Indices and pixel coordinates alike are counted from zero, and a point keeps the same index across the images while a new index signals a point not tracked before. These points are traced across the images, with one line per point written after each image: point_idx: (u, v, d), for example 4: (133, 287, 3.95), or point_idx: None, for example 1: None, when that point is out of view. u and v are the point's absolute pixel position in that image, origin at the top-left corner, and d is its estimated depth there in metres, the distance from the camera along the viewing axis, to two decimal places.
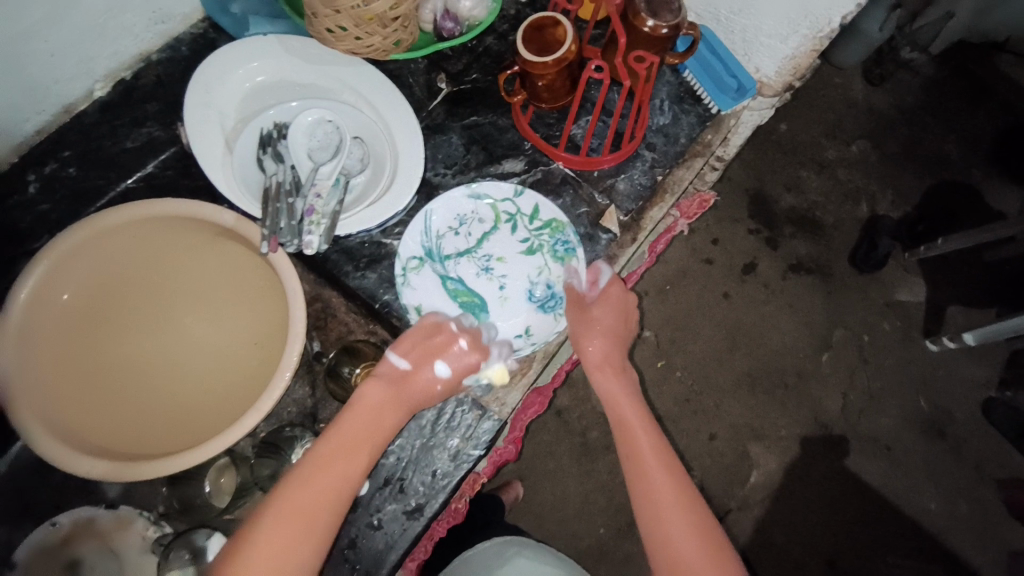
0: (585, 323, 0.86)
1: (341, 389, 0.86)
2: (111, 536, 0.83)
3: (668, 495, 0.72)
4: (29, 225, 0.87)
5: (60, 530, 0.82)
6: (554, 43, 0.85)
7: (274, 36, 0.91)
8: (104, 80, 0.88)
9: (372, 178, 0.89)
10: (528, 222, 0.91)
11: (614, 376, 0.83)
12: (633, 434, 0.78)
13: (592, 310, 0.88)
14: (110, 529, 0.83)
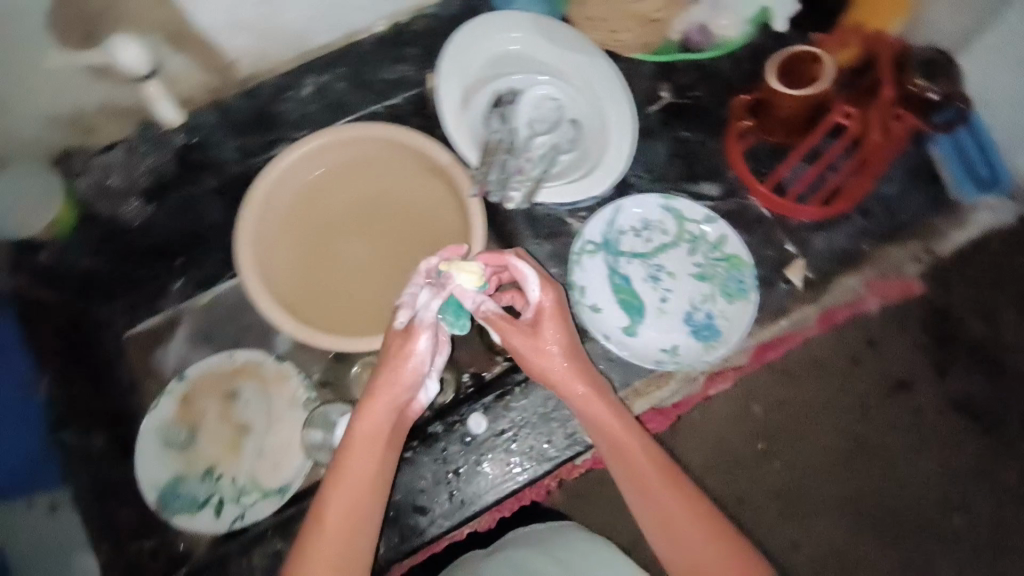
0: (526, 343, 0.72)
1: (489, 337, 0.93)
2: (270, 383, 0.98)
3: (698, 537, 0.64)
4: (295, 118, 1.00)
5: (238, 363, 0.98)
6: (806, 79, 0.86)
7: (534, 15, 0.98)
8: (386, 19, 1.01)
9: (578, 162, 0.94)
10: (708, 250, 0.90)
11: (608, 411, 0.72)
12: (638, 471, 0.68)
13: (542, 331, 0.72)
14: (271, 377, 0.98)
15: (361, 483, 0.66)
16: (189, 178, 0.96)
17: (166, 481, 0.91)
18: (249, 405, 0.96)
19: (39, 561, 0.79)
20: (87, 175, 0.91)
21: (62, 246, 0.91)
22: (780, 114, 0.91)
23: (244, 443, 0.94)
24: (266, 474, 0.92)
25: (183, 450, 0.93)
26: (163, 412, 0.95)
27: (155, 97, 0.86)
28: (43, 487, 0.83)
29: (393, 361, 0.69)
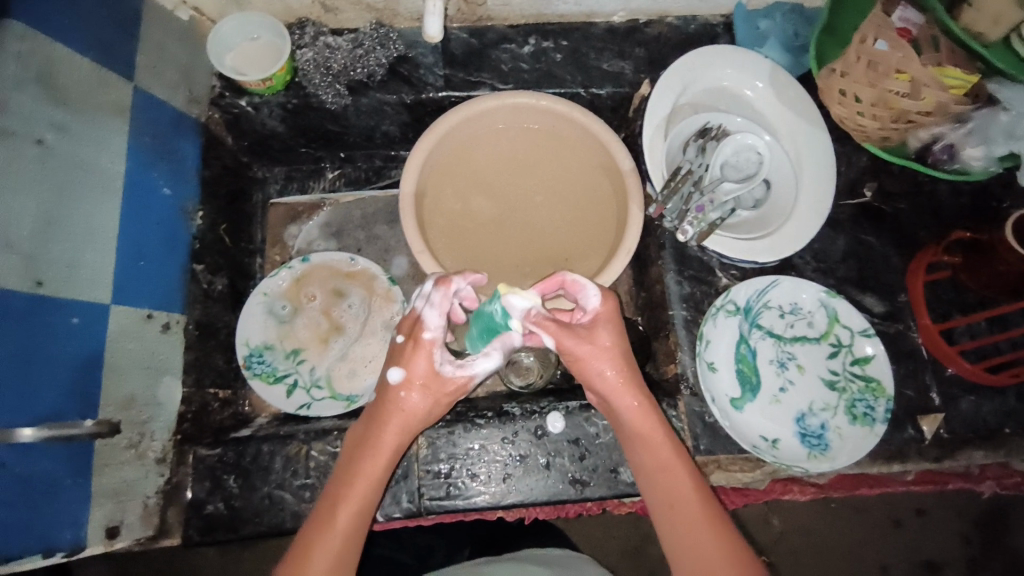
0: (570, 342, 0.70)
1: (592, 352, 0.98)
2: (376, 298, 1.00)
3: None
4: (506, 70, 1.01)
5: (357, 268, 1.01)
6: None
7: (773, 63, 0.96)
8: (626, 13, 1.02)
9: (756, 222, 0.90)
10: (849, 361, 0.85)
11: (656, 448, 0.70)
12: (694, 527, 0.66)
13: (597, 332, 0.71)
14: (377, 293, 1.00)
15: (385, 458, 0.69)
16: (392, 87, 0.97)
17: (257, 343, 0.94)
18: (352, 309, 1.00)
19: (134, 369, 0.74)
20: (310, 48, 0.95)
21: (261, 101, 0.95)
22: (998, 266, 0.83)
23: (335, 340, 0.98)
24: (341, 379, 0.96)
25: (282, 324, 0.97)
26: (278, 282, 0.99)
27: (430, 10, 0.90)
28: (158, 306, 0.79)
29: (415, 362, 0.70)
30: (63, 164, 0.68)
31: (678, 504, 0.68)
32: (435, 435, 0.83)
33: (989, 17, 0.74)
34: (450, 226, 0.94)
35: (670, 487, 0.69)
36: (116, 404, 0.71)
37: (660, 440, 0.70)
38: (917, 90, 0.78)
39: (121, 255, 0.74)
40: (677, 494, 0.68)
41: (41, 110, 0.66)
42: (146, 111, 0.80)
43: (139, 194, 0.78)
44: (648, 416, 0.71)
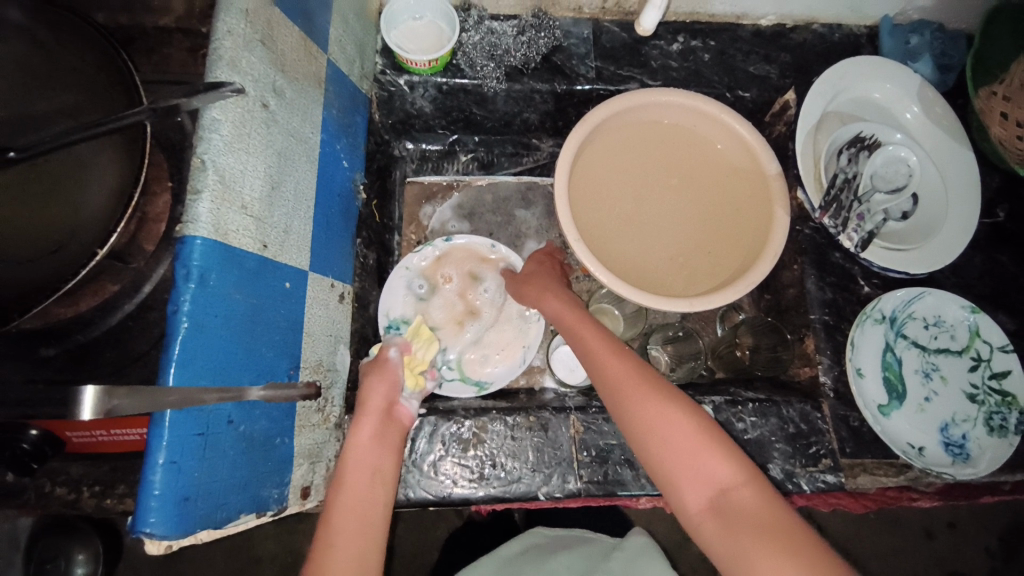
0: (544, 287, 0.87)
1: (722, 349, 1.03)
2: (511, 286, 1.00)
3: (749, 499, 0.57)
4: (654, 66, 1.02)
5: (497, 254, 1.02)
6: None
7: (922, 80, 0.98)
8: (775, 18, 1.03)
9: (903, 234, 0.93)
10: (989, 375, 0.88)
11: (634, 397, 0.67)
12: (693, 476, 0.60)
13: (545, 304, 0.85)
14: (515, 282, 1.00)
15: (367, 454, 0.69)
16: (545, 74, 0.98)
17: (396, 316, 0.94)
18: (489, 295, 1.00)
19: (321, 336, 0.76)
20: (475, 32, 0.96)
21: (418, 80, 0.96)
22: None
23: (470, 323, 0.98)
24: (472, 363, 0.95)
25: (420, 300, 0.97)
26: (420, 258, 0.99)
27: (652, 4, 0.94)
28: (337, 276, 0.81)
29: (382, 372, 0.78)
30: (281, 130, 0.69)
31: (674, 452, 0.62)
32: (590, 420, 0.85)
33: None
34: (583, 210, 0.96)
35: (662, 440, 0.63)
36: (312, 367, 0.73)
37: (626, 372, 0.70)
38: None
39: (315, 223, 0.76)
40: (671, 442, 0.62)
41: (268, 76, 0.67)
42: (333, 84, 0.82)
43: (327, 164, 0.79)
44: (607, 354, 0.73)
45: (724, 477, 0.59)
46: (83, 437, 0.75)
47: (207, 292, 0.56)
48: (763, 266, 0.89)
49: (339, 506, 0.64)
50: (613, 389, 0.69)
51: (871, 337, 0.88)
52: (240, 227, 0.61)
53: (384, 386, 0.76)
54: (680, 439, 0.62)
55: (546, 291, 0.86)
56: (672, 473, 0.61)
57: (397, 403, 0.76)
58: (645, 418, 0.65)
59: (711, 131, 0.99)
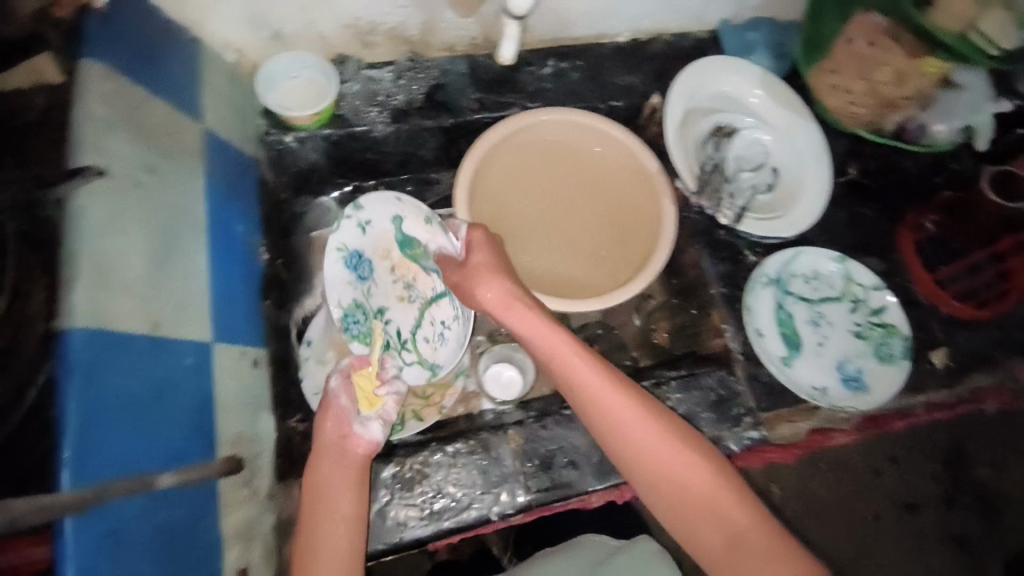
0: (468, 271, 0.81)
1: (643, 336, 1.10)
2: (433, 244, 0.89)
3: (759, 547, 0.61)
4: (532, 90, 1.09)
5: (405, 207, 0.89)
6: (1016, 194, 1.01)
7: (764, 69, 1.10)
8: (630, 34, 1.13)
9: (772, 203, 1.03)
10: (869, 314, 0.98)
11: (637, 435, 0.69)
12: (707, 511, 0.65)
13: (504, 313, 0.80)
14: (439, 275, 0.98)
15: (333, 507, 0.69)
16: (430, 112, 1.02)
17: (348, 305, 0.89)
18: (418, 255, 0.91)
19: (236, 406, 0.75)
20: (354, 82, 0.99)
21: (305, 136, 0.98)
22: None
23: (412, 297, 0.94)
24: (429, 345, 0.93)
25: (363, 275, 0.90)
26: (348, 236, 0.89)
27: (506, 36, 0.98)
28: (247, 342, 0.80)
29: (331, 411, 0.74)
30: (160, 207, 0.69)
31: (684, 490, 0.67)
32: (528, 430, 0.87)
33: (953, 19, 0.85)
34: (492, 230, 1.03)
35: (667, 475, 0.67)
36: (229, 439, 0.72)
37: (637, 421, 0.70)
38: (901, 78, 0.92)
39: (211, 293, 0.75)
40: (678, 481, 0.67)
41: (137, 155, 0.67)
42: (215, 152, 0.82)
43: (217, 231, 0.79)
44: (614, 403, 0.72)
45: (738, 522, 0.63)
46: None
47: (97, 380, 0.55)
48: (658, 257, 0.97)
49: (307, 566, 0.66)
50: (608, 426, 0.71)
51: (767, 296, 0.98)
52: (124, 312, 0.61)
53: (331, 427, 0.74)
54: (682, 473, 0.67)
55: (536, 321, 0.77)
56: (689, 518, 0.66)
57: (352, 439, 0.73)
58: (650, 454, 0.68)
59: (591, 141, 1.06)
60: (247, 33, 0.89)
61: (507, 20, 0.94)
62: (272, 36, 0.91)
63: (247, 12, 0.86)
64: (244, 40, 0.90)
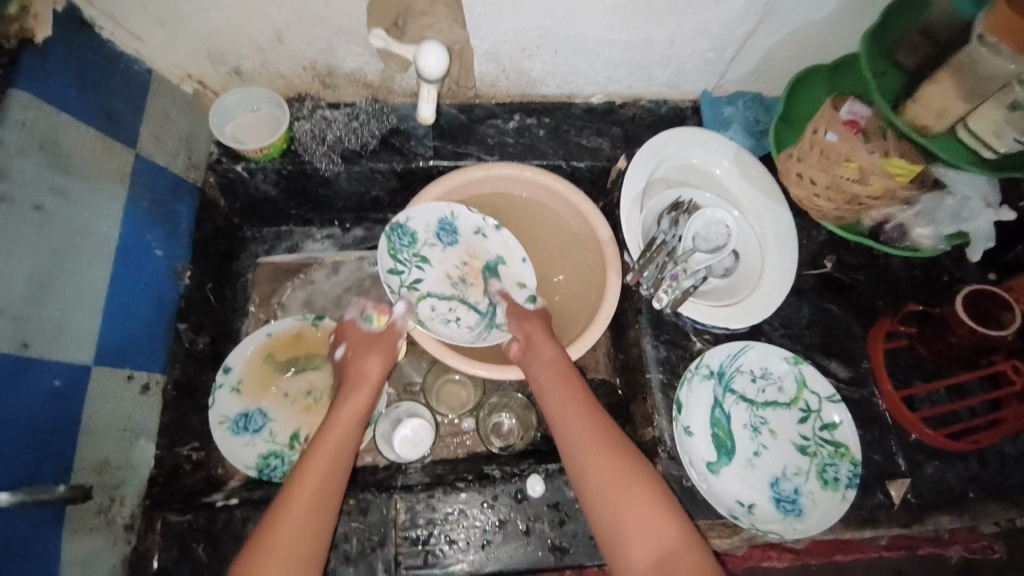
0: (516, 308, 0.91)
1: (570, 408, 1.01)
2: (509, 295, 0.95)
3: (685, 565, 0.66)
4: (491, 143, 1.07)
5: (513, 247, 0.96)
6: (994, 321, 0.83)
7: (737, 145, 1.05)
8: (603, 96, 1.11)
9: (725, 291, 0.96)
10: (817, 426, 0.88)
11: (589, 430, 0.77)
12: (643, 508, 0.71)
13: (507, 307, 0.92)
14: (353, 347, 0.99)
15: (340, 434, 0.79)
16: (383, 155, 1.02)
17: (408, 226, 0.93)
18: (492, 285, 0.96)
19: (110, 431, 0.74)
20: (308, 120, 1.00)
21: (256, 166, 0.98)
22: (949, 339, 0.86)
23: (457, 286, 0.96)
24: (427, 314, 0.92)
25: (442, 240, 0.96)
26: (466, 221, 0.96)
27: (423, 98, 0.89)
28: (139, 367, 0.80)
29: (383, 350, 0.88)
30: (61, 229, 0.69)
31: (619, 482, 0.73)
32: (413, 500, 0.81)
33: (932, 112, 0.82)
34: None
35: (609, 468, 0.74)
36: (90, 468, 0.71)
37: (598, 429, 0.77)
38: (866, 177, 0.84)
39: (105, 314, 0.75)
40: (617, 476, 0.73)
41: (44, 178, 0.68)
42: (146, 177, 0.84)
43: (130, 259, 0.80)
44: (586, 411, 0.79)
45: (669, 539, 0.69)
46: None
47: None
48: (593, 329, 0.91)
49: (303, 474, 0.73)
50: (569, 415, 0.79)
51: (726, 382, 0.90)
52: None
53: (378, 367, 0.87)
54: (620, 474, 0.73)
55: (539, 334, 0.88)
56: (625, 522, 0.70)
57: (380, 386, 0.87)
58: (603, 464, 0.74)
59: (546, 198, 1.01)
60: (206, 66, 0.93)
61: (422, 86, 0.86)
62: (231, 71, 0.95)
63: (204, 49, 0.90)
64: (202, 70, 0.94)
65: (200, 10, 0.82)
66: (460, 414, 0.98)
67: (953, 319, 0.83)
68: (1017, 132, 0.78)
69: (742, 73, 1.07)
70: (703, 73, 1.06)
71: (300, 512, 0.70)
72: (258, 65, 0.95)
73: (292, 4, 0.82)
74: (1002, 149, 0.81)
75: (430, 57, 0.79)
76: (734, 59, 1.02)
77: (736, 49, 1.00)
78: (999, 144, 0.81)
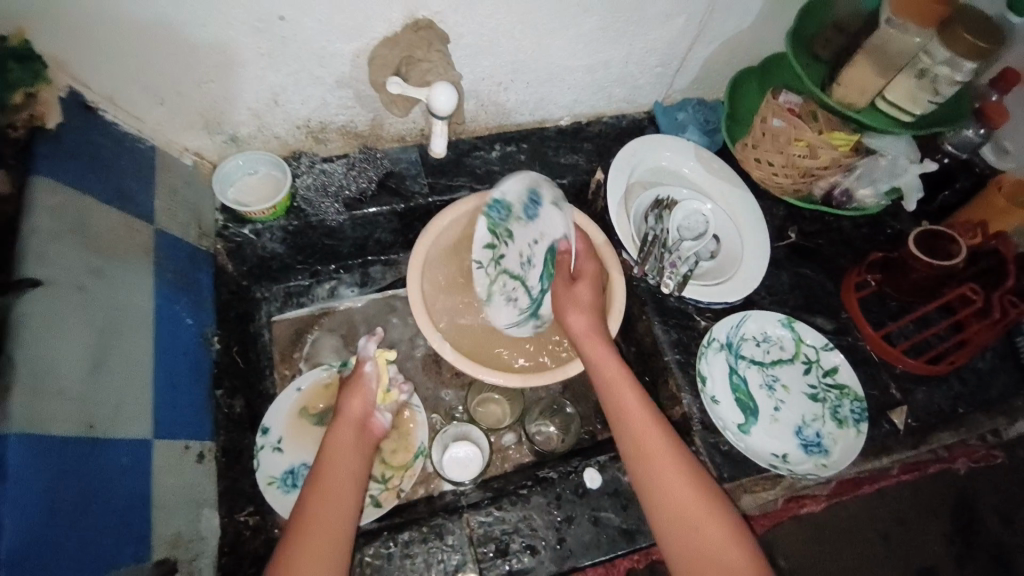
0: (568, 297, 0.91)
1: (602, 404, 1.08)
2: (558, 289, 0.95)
3: (733, 559, 0.72)
4: (480, 173, 1.15)
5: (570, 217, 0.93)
6: (944, 254, 1.01)
7: (695, 144, 1.18)
8: (571, 117, 1.22)
9: (716, 271, 1.07)
10: (820, 374, 1.00)
11: (647, 437, 0.79)
12: (700, 509, 0.75)
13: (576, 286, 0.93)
14: None
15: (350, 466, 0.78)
16: (383, 198, 1.07)
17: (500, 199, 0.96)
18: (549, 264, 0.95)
19: (179, 506, 0.74)
20: (308, 175, 1.05)
21: (262, 227, 1.01)
22: (912, 276, 1.03)
23: (530, 264, 0.97)
24: (500, 300, 0.99)
25: (530, 214, 0.97)
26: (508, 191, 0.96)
27: (436, 133, 1.01)
28: (191, 436, 0.80)
29: (360, 379, 0.86)
30: (104, 308, 0.71)
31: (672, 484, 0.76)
32: (484, 514, 0.85)
33: (855, 90, 0.97)
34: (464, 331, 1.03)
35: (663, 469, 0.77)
36: (167, 542, 0.71)
37: (668, 446, 0.79)
38: (815, 152, 1.00)
39: (156, 390, 0.75)
40: (672, 483, 0.76)
41: (79, 259, 0.70)
42: (167, 251, 0.86)
43: (166, 326, 0.81)
44: (655, 423, 0.81)
45: (718, 533, 0.74)
46: None
47: (21, 489, 0.56)
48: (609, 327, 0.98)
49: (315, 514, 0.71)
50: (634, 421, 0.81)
51: (737, 348, 1.01)
52: (56, 415, 0.61)
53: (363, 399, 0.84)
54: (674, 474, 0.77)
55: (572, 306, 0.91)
56: (694, 522, 0.74)
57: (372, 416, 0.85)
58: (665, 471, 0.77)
59: None
60: (204, 137, 0.97)
61: (435, 122, 0.97)
62: (228, 139, 0.99)
63: (203, 121, 0.94)
64: (200, 144, 0.97)
65: (202, 85, 0.87)
66: (500, 429, 1.03)
67: (913, 257, 0.99)
68: (928, 96, 0.94)
69: (685, 83, 1.21)
70: (655, 87, 1.19)
71: (319, 544, 0.68)
72: (254, 131, 0.99)
73: (289, 68, 0.89)
74: (917, 111, 0.97)
75: (443, 96, 0.89)
76: (679, 69, 1.16)
77: (680, 61, 1.14)
78: (915, 107, 0.96)
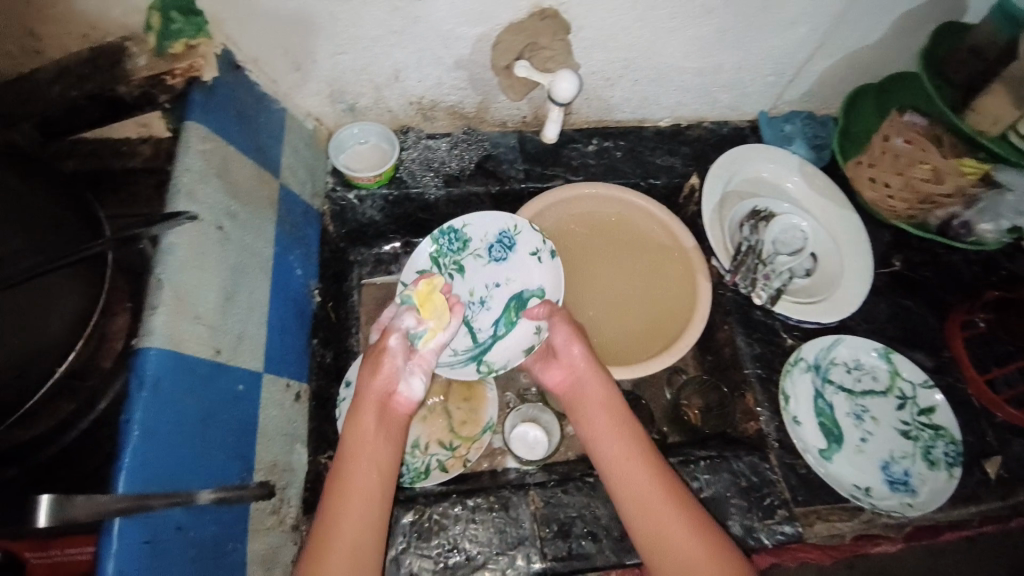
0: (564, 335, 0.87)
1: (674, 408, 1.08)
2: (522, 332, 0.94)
3: None
4: (575, 165, 1.16)
5: (549, 269, 0.95)
6: None
7: (801, 158, 1.15)
8: (671, 119, 1.21)
9: (810, 289, 1.04)
10: (915, 411, 0.95)
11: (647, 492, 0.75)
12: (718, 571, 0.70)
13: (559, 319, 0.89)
14: None
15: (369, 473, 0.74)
16: (479, 179, 1.11)
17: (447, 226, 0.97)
18: (512, 308, 0.96)
19: (276, 437, 0.82)
20: (413, 150, 1.10)
21: (366, 194, 1.06)
22: None
23: (482, 306, 0.97)
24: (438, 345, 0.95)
25: (491, 253, 0.98)
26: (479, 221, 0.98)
27: (550, 120, 1.07)
28: (293, 376, 0.89)
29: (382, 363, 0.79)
30: (237, 248, 0.78)
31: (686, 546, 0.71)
32: (549, 494, 0.86)
33: (990, 118, 0.92)
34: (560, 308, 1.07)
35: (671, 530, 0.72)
36: (266, 466, 0.78)
37: (672, 502, 0.74)
38: (940, 177, 0.95)
39: (269, 328, 0.83)
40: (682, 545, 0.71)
41: (222, 201, 0.77)
42: (287, 205, 0.93)
43: (280, 273, 0.88)
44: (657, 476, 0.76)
45: None
46: (41, 559, 0.80)
47: (160, 399, 0.62)
48: (690, 329, 0.98)
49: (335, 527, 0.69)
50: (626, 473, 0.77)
51: (825, 372, 0.97)
52: (193, 338, 0.68)
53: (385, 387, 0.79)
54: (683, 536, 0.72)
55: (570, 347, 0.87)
56: None
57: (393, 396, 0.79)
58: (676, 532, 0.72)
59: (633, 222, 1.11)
60: (326, 104, 1.03)
61: (552, 107, 1.02)
62: (346, 108, 1.05)
63: (328, 89, 1.00)
64: (322, 111, 1.04)
65: (333, 56, 0.93)
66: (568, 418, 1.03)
67: None
68: None
69: (797, 95, 1.17)
70: (764, 96, 1.16)
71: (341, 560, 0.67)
72: (371, 102, 1.04)
73: (415, 46, 0.93)
74: None
75: (564, 83, 0.93)
76: (793, 80, 1.13)
77: (795, 72, 1.11)
78: None
